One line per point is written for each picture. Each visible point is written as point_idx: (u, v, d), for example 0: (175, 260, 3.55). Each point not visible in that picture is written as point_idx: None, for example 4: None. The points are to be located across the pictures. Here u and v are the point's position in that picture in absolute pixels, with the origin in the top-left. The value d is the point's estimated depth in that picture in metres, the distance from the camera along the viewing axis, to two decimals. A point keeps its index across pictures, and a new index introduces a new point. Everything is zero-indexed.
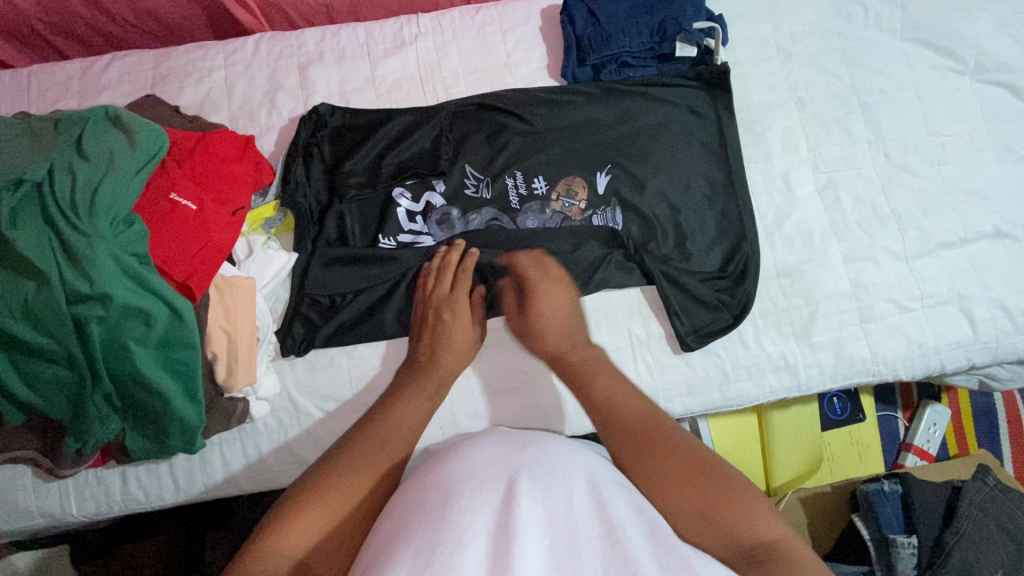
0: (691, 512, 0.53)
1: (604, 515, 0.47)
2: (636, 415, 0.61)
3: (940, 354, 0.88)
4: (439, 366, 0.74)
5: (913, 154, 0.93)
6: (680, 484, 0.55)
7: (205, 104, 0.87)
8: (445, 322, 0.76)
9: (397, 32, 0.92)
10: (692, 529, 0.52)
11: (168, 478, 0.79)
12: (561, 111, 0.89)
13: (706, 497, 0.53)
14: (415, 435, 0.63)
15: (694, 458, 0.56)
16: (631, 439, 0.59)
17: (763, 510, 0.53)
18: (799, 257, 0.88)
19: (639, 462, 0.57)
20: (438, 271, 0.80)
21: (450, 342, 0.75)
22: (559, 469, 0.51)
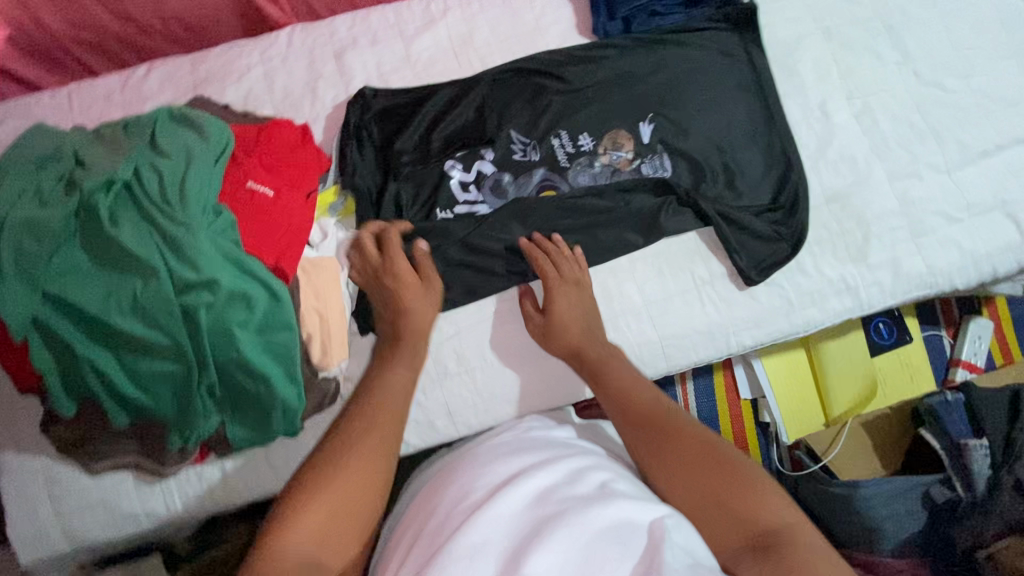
0: (699, 498, 0.58)
1: (618, 521, 0.50)
2: (646, 411, 0.67)
3: (992, 259, 0.90)
4: (404, 332, 0.75)
5: (942, 69, 0.95)
6: (689, 473, 0.60)
7: (248, 100, 0.88)
8: (395, 288, 0.75)
9: (425, 8, 0.93)
10: (701, 518, 0.57)
11: (265, 468, 0.81)
12: (596, 67, 0.91)
13: (714, 487, 0.58)
14: (400, 407, 0.68)
15: (705, 450, 0.61)
16: (643, 437, 0.64)
17: (768, 495, 0.57)
18: (845, 181, 0.90)
19: (651, 459, 0.63)
20: (360, 250, 0.77)
21: (406, 308, 0.75)
22: (574, 487, 0.55)
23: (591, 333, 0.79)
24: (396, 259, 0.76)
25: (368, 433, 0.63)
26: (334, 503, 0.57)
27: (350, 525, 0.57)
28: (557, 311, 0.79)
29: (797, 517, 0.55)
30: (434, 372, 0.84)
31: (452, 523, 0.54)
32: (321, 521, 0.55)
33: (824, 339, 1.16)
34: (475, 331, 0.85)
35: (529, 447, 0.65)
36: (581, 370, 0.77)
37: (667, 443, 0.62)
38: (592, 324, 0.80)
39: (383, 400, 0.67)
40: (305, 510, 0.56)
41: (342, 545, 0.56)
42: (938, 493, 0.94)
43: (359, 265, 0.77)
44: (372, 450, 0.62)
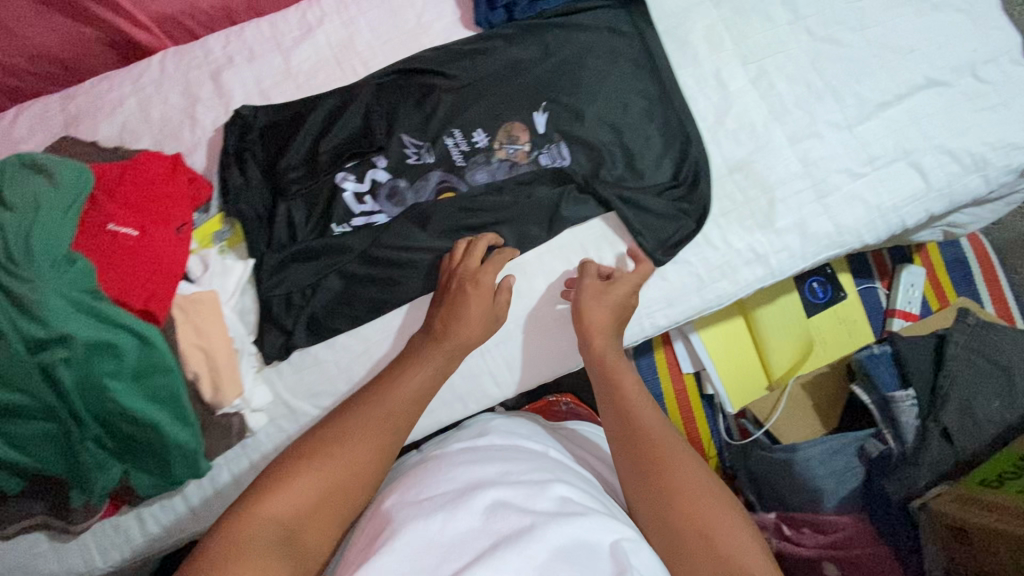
0: (683, 521, 0.56)
1: (572, 544, 0.51)
2: (648, 425, 0.64)
3: (900, 210, 0.90)
4: (452, 340, 0.75)
5: (835, 24, 0.94)
6: (682, 494, 0.58)
7: (124, 134, 0.84)
8: (464, 295, 0.77)
9: (301, 17, 0.90)
10: (675, 547, 0.55)
11: (184, 509, 0.80)
12: (484, 59, 0.88)
13: (698, 517, 0.55)
14: (409, 418, 0.68)
15: (698, 483, 0.58)
16: (635, 451, 0.62)
17: (749, 539, 0.54)
18: (746, 149, 0.89)
19: (635, 479, 0.61)
20: (468, 248, 0.81)
21: (466, 317, 0.76)
22: (530, 506, 0.56)
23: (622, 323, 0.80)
24: (490, 273, 0.79)
25: (374, 429, 0.64)
26: (321, 484, 0.58)
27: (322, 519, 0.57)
28: (590, 300, 0.79)
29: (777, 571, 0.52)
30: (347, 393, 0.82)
31: (416, 518, 0.55)
32: (304, 500, 0.57)
33: (759, 303, 1.17)
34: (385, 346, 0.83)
35: (499, 453, 0.66)
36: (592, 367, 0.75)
37: (661, 464, 0.60)
38: (621, 318, 0.80)
39: (388, 410, 0.66)
40: (290, 487, 0.57)
41: (324, 529, 0.58)
42: (872, 448, 0.95)
43: (451, 263, 0.81)
44: (376, 448, 0.62)
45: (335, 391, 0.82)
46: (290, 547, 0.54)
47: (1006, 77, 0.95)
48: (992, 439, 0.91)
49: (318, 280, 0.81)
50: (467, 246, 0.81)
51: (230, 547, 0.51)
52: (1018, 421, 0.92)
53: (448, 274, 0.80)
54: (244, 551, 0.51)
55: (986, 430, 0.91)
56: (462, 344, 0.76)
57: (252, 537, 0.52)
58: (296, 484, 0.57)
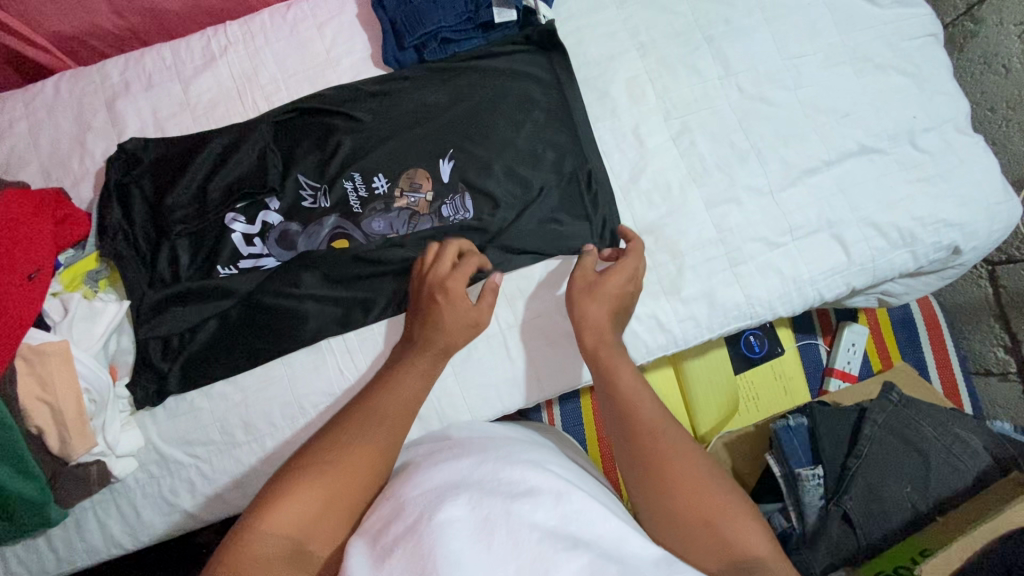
0: (692, 515, 0.55)
1: (566, 521, 0.52)
2: (641, 410, 0.63)
3: (817, 284, 0.86)
4: (435, 346, 0.71)
5: (767, 82, 0.89)
6: (688, 486, 0.56)
7: (13, 160, 0.82)
8: (439, 304, 0.72)
9: (205, 46, 0.86)
10: (676, 538, 0.55)
11: (48, 551, 0.78)
12: (391, 101, 0.85)
13: (705, 508, 0.55)
14: (409, 409, 0.66)
15: (698, 469, 0.58)
16: (632, 441, 0.61)
17: (751, 524, 0.55)
18: (658, 211, 0.85)
19: (640, 472, 0.59)
20: (438, 253, 0.76)
21: (443, 324, 0.71)
22: (518, 484, 0.55)
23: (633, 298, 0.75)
24: (462, 279, 0.73)
25: (370, 427, 0.62)
26: (322, 490, 0.56)
27: (331, 514, 0.56)
28: (608, 284, 0.73)
29: (779, 555, 0.54)
30: (221, 444, 0.79)
31: (397, 523, 0.52)
32: (309, 506, 0.55)
33: (690, 357, 1.12)
34: (265, 396, 0.79)
35: (484, 449, 0.65)
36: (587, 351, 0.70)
37: (662, 449, 0.59)
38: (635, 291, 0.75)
39: (384, 408, 0.65)
40: (291, 497, 0.55)
41: (335, 534, 0.56)
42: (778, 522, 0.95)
43: (422, 267, 0.76)
44: (373, 447, 0.60)
45: (209, 441, 0.79)
46: (299, 559, 0.52)
47: (947, 147, 0.90)
48: (901, 526, 0.87)
49: (203, 319, 0.78)
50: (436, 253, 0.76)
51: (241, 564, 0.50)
52: (932, 510, 0.87)
53: (422, 279, 0.76)
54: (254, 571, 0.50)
55: (894, 515, 0.87)
56: (446, 347, 0.71)
57: (262, 552, 0.51)
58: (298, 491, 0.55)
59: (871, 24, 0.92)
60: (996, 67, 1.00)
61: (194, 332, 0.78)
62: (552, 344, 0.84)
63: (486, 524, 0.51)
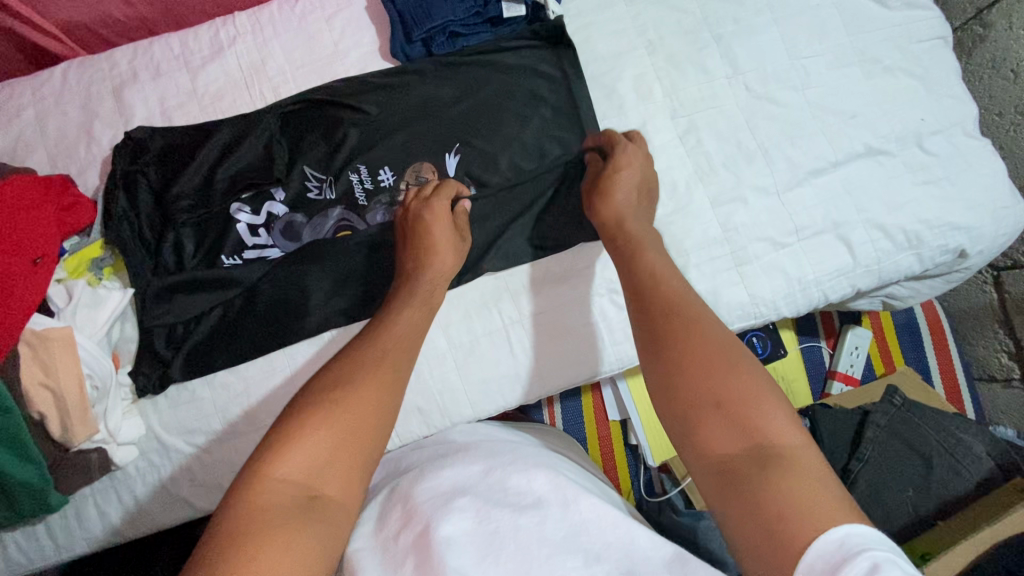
0: (707, 399, 0.51)
1: (574, 532, 0.54)
2: (665, 301, 0.60)
3: (822, 285, 0.86)
4: (424, 276, 0.74)
5: (775, 81, 0.89)
6: (703, 371, 0.52)
7: (19, 146, 0.82)
8: (426, 223, 0.75)
9: (213, 36, 0.86)
10: (687, 416, 0.51)
11: (47, 538, 0.78)
12: (397, 94, 0.84)
13: (719, 390, 0.51)
14: (410, 347, 0.66)
15: (721, 355, 0.53)
16: (649, 327, 0.58)
17: (777, 414, 0.49)
18: (664, 209, 0.85)
19: (654, 357, 0.56)
20: (417, 194, 0.79)
21: (432, 243, 0.75)
22: (526, 496, 0.58)
23: (648, 194, 0.79)
24: (439, 202, 0.77)
25: (372, 367, 0.61)
26: (332, 437, 0.54)
27: (344, 463, 0.54)
28: (619, 185, 0.76)
29: (810, 447, 0.47)
30: (222, 434, 0.79)
31: (403, 531, 0.55)
32: (320, 449, 0.53)
33: None
34: (267, 387, 0.79)
35: (491, 454, 0.67)
36: (615, 245, 0.72)
37: (681, 334, 0.56)
38: (646, 187, 0.78)
39: (386, 351, 0.63)
40: (300, 443, 0.53)
41: (346, 478, 0.53)
42: None
43: (405, 203, 0.79)
44: (377, 383, 0.59)
45: (209, 430, 0.79)
46: (311, 505, 0.50)
47: (954, 150, 0.89)
48: (900, 531, 0.87)
49: (209, 309, 0.78)
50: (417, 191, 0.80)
51: (249, 512, 0.48)
52: (932, 515, 0.87)
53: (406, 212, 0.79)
54: (266, 521, 0.47)
55: (895, 520, 0.88)
56: (437, 271, 0.74)
57: (272, 501, 0.49)
58: (307, 437, 0.53)
59: (880, 26, 0.92)
60: (1004, 71, 0.99)
61: (200, 320, 0.78)
62: (554, 340, 0.84)
63: (496, 539, 0.53)
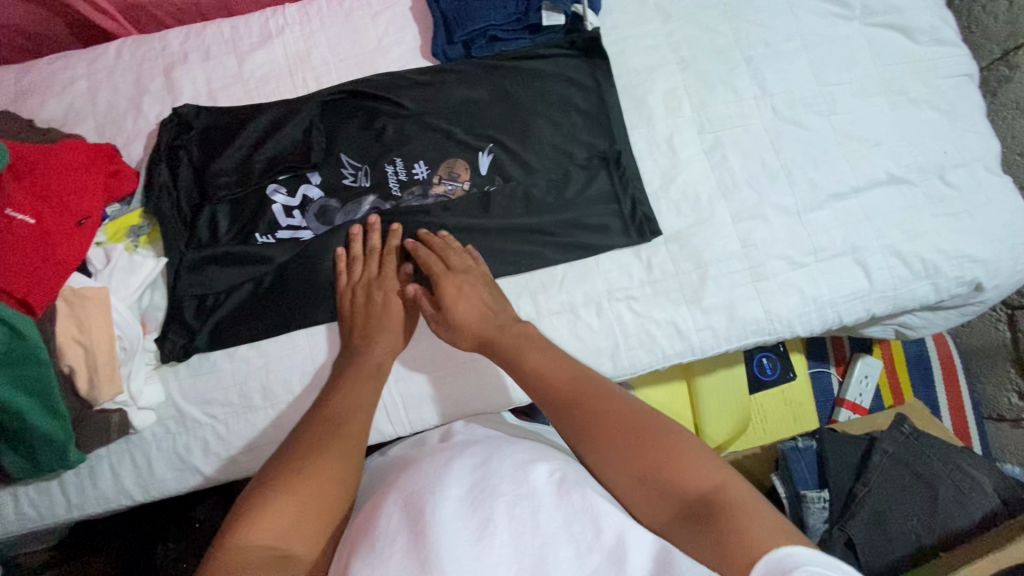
0: (641, 471, 0.57)
1: (569, 523, 0.54)
2: (563, 378, 0.66)
3: (837, 306, 0.87)
4: (373, 351, 0.76)
5: (802, 105, 0.91)
6: (625, 441, 0.58)
7: (69, 115, 0.85)
8: (378, 303, 0.78)
9: (263, 25, 0.90)
10: (633, 495, 0.57)
11: (60, 495, 0.79)
12: (434, 91, 0.88)
13: (643, 457, 0.57)
14: (364, 414, 0.69)
15: (625, 414, 0.60)
16: (559, 413, 0.64)
17: (691, 455, 0.56)
18: (686, 220, 0.87)
19: (583, 447, 0.61)
20: (352, 259, 0.80)
21: (383, 322, 0.77)
22: (521, 486, 0.57)
23: (499, 323, 0.74)
24: (396, 277, 0.80)
25: (330, 437, 0.64)
26: (296, 505, 0.57)
27: (313, 524, 0.57)
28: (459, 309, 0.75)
29: (729, 480, 0.54)
30: (238, 407, 0.81)
31: (399, 520, 0.56)
32: (284, 520, 0.56)
33: (702, 372, 1.13)
34: (285, 363, 0.81)
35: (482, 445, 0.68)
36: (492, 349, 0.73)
37: (585, 405, 0.62)
38: (495, 317, 0.75)
39: (343, 427, 0.66)
40: (273, 508, 0.56)
41: (317, 536, 0.57)
42: None
43: (350, 276, 0.80)
44: (336, 454, 0.62)
45: (226, 402, 0.81)
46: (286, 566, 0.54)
47: (975, 184, 0.91)
48: (902, 559, 0.87)
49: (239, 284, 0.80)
50: (360, 253, 0.81)
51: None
52: (935, 544, 0.87)
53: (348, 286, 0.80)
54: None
55: (900, 546, 0.87)
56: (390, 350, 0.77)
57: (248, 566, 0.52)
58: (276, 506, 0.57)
59: (909, 58, 0.94)
60: None
61: (229, 296, 0.80)
62: (455, 377, 0.84)
63: (488, 528, 0.54)
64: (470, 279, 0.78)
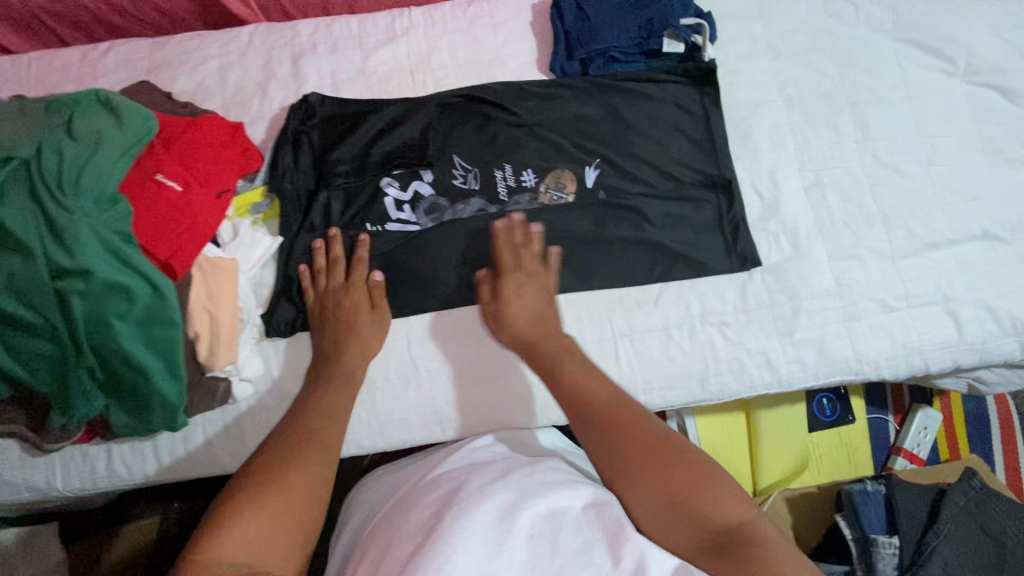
0: (671, 504, 0.59)
1: (588, 548, 0.56)
2: (599, 399, 0.67)
3: (925, 354, 0.88)
4: (349, 348, 0.78)
5: (902, 153, 0.93)
6: (660, 472, 0.60)
7: (199, 92, 0.89)
8: (347, 309, 0.79)
9: (389, 24, 0.94)
10: (666, 521, 0.59)
11: (152, 456, 0.81)
12: (548, 104, 0.90)
13: (679, 488, 0.59)
14: (339, 417, 0.72)
15: (658, 442, 0.62)
16: (599, 424, 0.65)
17: (733, 495, 0.59)
18: (783, 254, 0.88)
19: (621, 468, 0.62)
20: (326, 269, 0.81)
21: (353, 328, 0.79)
22: (546, 506, 0.60)
23: (551, 329, 0.78)
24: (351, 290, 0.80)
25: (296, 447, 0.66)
26: (270, 512, 0.58)
27: (283, 535, 0.58)
28: (512, 311, 0.78)
29: (757, 517, 0.59)
30: None
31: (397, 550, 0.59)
32: (254, 526, 0.57)
33: (764, 407, 1.13)
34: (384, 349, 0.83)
35: (480, 472, 0.68)
36: (541, 356, 0.75)
37: (624, 435, 0.63)
38: (548, 323, 0.78)
39: (319, 425, 0.70)
40: (243, 526, 0.56)
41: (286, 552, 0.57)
42: None
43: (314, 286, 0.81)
44: (309, 459, 0.65)
45: None
46: None
47: None
48: None
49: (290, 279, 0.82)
50: (325, 265, 0.81)
51: None
52: None
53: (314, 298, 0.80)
54: None
55: None
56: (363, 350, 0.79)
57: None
58: (245, 524, 0.56)
59: (1011, 119, 0.96)
60: None
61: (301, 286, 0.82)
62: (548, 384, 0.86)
63: (511, 546, 0.56)
64: (532, 281, 0.81)
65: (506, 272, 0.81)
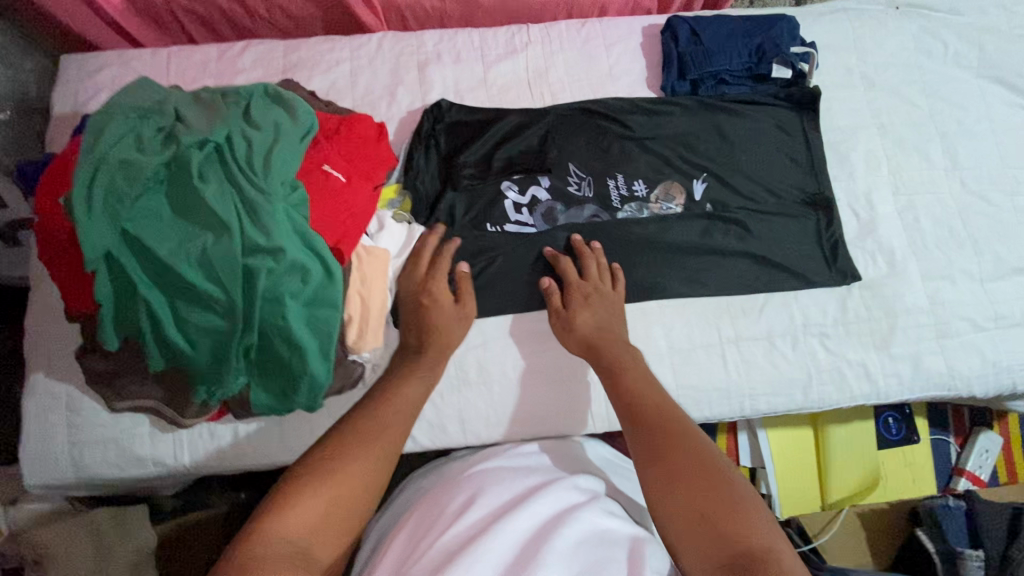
0: (693, 513, 0.58)
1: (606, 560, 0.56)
2: (654, 407, 0.69)
3: (1013, 373, 0.92)
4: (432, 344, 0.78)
5: (988, 182, 0.98)
6: (689, 482, 0.60)
7: (332, 93, 0.94)
8: (428, 304, 0.80)
9: (509, 39, 0.99)
10: (689, 530, 0.58)
11: (278, 436, 0.84)
12: (659, 120, 0.96)
13: (705, 501, 0.58)
14: (412, 411, 0.71)
15: (696, 455, 0.62)
16: (647, 426, 0.67)
17: (761, 521, 0.57)
18: (880, 271, 0.93)
19: (655, 470, 0.63)
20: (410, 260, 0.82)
21: (436, 326, 0.79)
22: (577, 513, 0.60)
23: (615, 339, 0.80)
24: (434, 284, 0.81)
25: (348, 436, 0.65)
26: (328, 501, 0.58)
27: (333, 525, 0.58)
28: (580, 321, 0.81)
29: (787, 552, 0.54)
30: (455, 378, 0.86)
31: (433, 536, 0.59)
32: (312, 513, 0.57)
33: (835, 424, 1.16)
34: (503, 343, 0.87)
35: (515, 476, 0.69)
36: (601, 361, 0.78)
37: (668, 440, 0.64)
38: (612, 332, 0.81)
39: (394, 419, 0.68)
40: (299, 507, 0.57)
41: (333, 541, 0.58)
42: None
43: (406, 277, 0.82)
44: (376, 450, 0.64)
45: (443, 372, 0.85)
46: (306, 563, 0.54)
47: None
48: None
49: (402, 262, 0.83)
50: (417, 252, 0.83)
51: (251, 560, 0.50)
52: None
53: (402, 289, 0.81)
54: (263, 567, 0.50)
55: None
56: (442, 346, 0.79)
57: (264, 553, 0.52)
58: (297, 510, 0.57)
59: None
60: None
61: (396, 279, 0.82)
62: None
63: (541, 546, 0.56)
64: (599, 296, 0.84)
65: (571, 286, 0.84)
